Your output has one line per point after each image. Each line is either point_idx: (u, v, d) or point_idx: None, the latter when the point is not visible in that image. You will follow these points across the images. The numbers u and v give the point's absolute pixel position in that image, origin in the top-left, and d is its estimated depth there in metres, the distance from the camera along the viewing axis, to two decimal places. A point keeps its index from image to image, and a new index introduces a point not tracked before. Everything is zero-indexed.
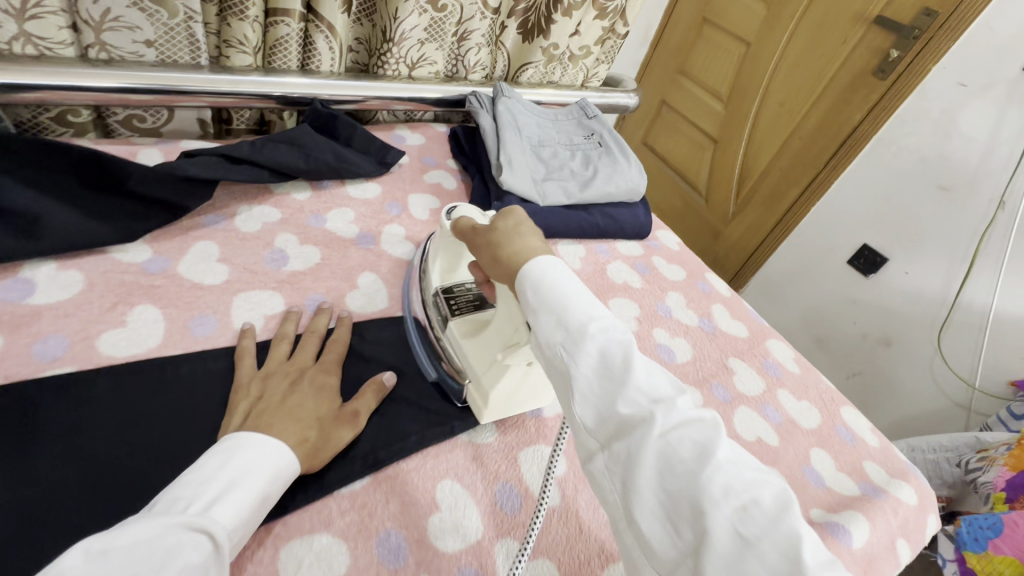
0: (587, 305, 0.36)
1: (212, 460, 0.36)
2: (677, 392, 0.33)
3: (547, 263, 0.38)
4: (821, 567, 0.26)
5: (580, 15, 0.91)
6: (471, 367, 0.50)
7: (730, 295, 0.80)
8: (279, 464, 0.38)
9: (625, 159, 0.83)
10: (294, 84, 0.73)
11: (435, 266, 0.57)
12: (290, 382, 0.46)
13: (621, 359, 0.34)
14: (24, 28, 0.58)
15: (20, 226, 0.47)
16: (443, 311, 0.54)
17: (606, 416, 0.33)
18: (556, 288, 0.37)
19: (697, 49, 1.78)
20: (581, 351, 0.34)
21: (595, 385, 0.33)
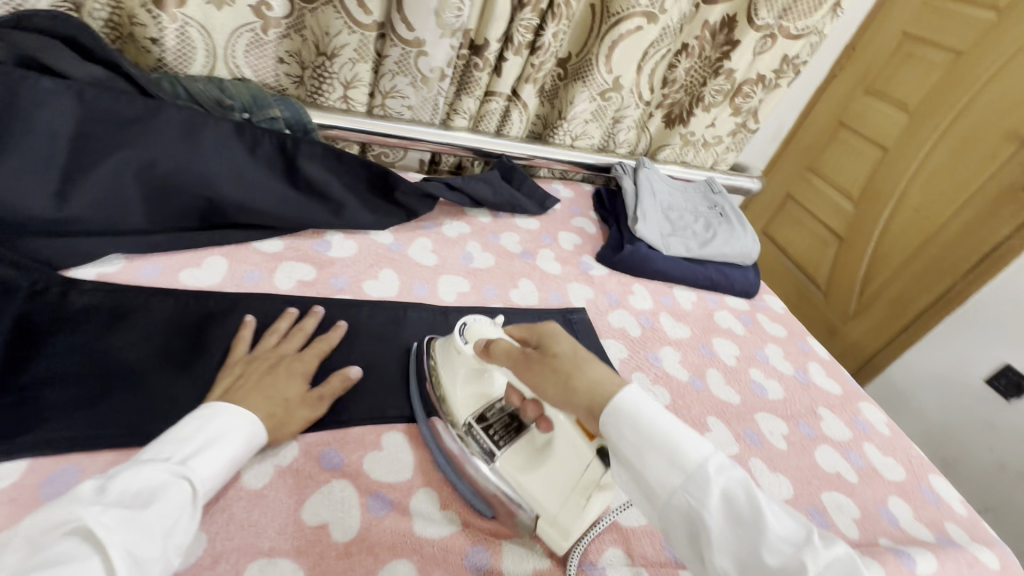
0: (694, 444, 0.39)
1: (191, 423, 0.43)
2: (805, 531, 0.36)
3: (650, 404, 0.41)
4: None
5: (717, 111, 1.09)
6: (537, 500, 0.49)
7: (828, 359, 0.88)
8: (250, 432, 0.45)
9: (743, 229, 0.98)
10: (492, 144, 1.00)
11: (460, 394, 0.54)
12: (266, 367, 0.53)
13: (748, 503, 0.36)
14: (346, 93, 0.91)
15: (332, 208, 0.75)
16: (486, 445, 0.51)
17: (750, 566, 0.35)
18: (665, 429, 0.40)
19: (831, 151, 1.85)
20: (710, 500, 0.37)
21: (728, 528, 0.36)
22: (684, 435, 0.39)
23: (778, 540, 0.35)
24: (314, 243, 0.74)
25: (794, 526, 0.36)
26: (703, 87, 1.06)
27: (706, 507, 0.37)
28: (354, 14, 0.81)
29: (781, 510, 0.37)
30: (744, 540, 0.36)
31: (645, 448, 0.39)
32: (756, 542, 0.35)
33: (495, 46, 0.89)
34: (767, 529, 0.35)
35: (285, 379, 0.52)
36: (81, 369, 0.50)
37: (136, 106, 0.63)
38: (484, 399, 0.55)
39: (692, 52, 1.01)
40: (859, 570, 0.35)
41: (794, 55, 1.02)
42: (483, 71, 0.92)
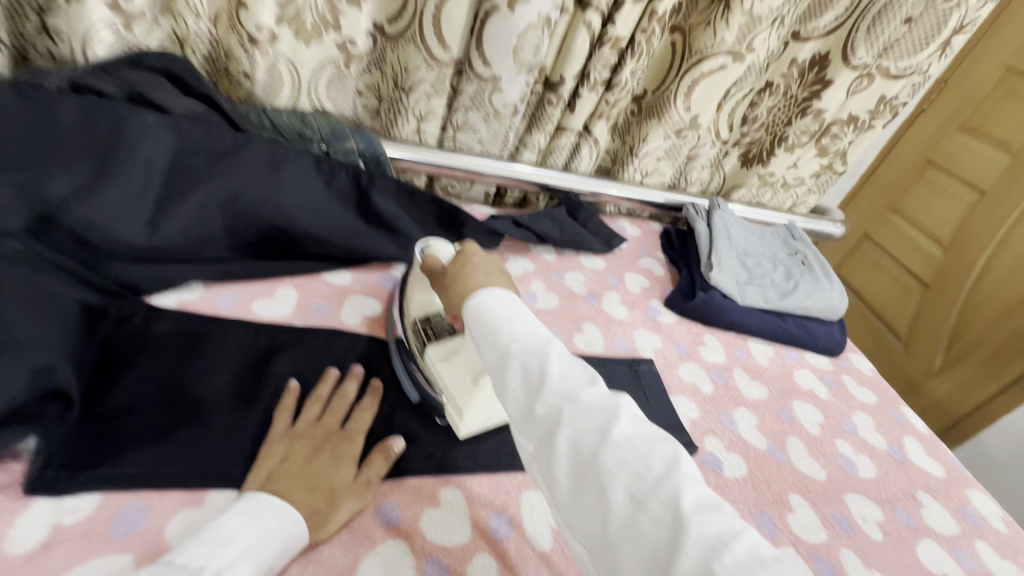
0: (514, 327, 0.43)
1: (236, 520, 0.41)
2: (586, 388, 0.41)
3: (483, 294, 0.47)
4: (695, 509, 0.35)
5: (802, 152, 1.02)
6: (444, 385, 0.55)
7: (926, 433, 0.78)
8: (291, 535, 0.43)
9: (828, 280, 0.90)
10: (560, 179, 0.98)
11: (413, 298, 0.61)
12: (311, 449, 0.49)
13: (538, 366, 0.41)
14: (419, 126, 0.92)
15: (400, 242, 0.75)
16: (420, 338, 0.58)
17: (533, 421, 0.40)
18: (486, 315, 0.45)
19: (917, 191, 1.71)
20: (507, 367, 0.42)
21: (519, 390, 0.41)
22: (503, 318, 0.44)
23: (552, 395, 0.40)
24: (380, 277, 0.74)
25: (578, 378, 0.41)
26: (787, 127, 1.00)
27: (504, 376, 0.42)
28: (434, 51, 0.82)
29: (574, 373, 0.41)
30: (529, 397, 0.41)
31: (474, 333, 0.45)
32: (534, 400, 0.40)
33: (571, 83, 0.88)
34: (546, 388, 0.40)
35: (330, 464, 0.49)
36: (158, 400, 0.50)
37: (225, 139, 0.65)
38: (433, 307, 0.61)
39: (777, 90, 0.95)
40: (621, 419, 0.39)
41: (892, 95, 0.95)
42: (556, 106, 0.91)
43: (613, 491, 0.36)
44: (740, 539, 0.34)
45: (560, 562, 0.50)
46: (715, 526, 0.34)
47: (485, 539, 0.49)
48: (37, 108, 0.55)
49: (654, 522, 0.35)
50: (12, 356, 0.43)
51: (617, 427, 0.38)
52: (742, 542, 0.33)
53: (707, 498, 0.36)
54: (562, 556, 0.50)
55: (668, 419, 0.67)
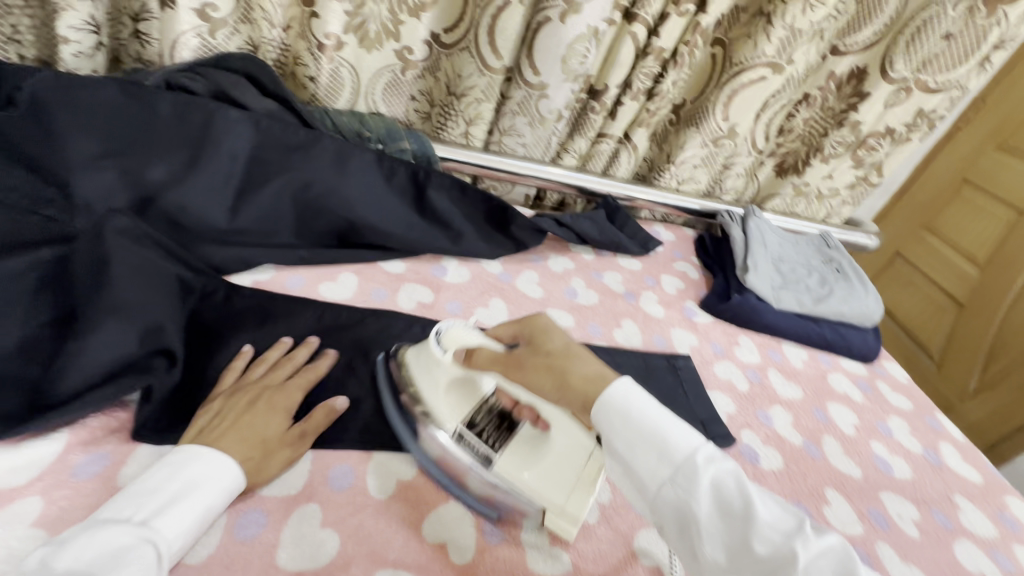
0: (682, 436, 0.41)
1: (159, 472, 0.42)
2: (795, 519, 0.37)
3: (643, 396, 0.43)
4: None
5: (837, 163, 1.04)
6: (543, 497, 0.50)
7: (963, 441, 0.79)
8: (225, 478, 0.44)
9: (863, 288, 0.92)
10: (599, 184, 1.02)
11: (444, 406, 0.54)
12: (246, 403, 0.50)
13: (736, 490, 0.38)
14: (467, 129, 0.97)
15: (451, 236, 0.79)
16: (486, 448, 0.52)
17: (742, 557, 0.36)
18: (658, 426, 0.41)
19: (952, 209, 1.71)
20: (696, 488, 0.38)
21: (722, 520, 0.38)
22: (680, 431, 0.41)
23: (769, 528, 0.36)
24: (431, 267, 0.78)
25: (781, 509, 0.38)
26: (823, 138, 1.02)
27: (695, 498, 0.38)
28: (486, 59, 0.87)
29: (777, 504, 0.38)
30: (735, 529, 0.37)
31: (631, 440, 0.41)
32: (747, 535, 0.36)
33: (614, 91, 0.92)
34: (756, 519, 0.37)
35: (264, 415, 0.50)
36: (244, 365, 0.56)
37: (298, 135, 0.70)
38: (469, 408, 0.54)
39: (814, 102, 0.98)
40: (857, 560, 0.36)
41: (931, 109, 0.96)
42: (598, 114, 0.95)
43: None
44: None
45: (605, 534, 0.52)
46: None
47: None
48: (137, 102, 0.62)
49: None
50: (123, 318, 0.50)
51: (857, 568, 0.35)
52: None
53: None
54: (607, 529, 0.53)
55: (705, 411, 0.70)
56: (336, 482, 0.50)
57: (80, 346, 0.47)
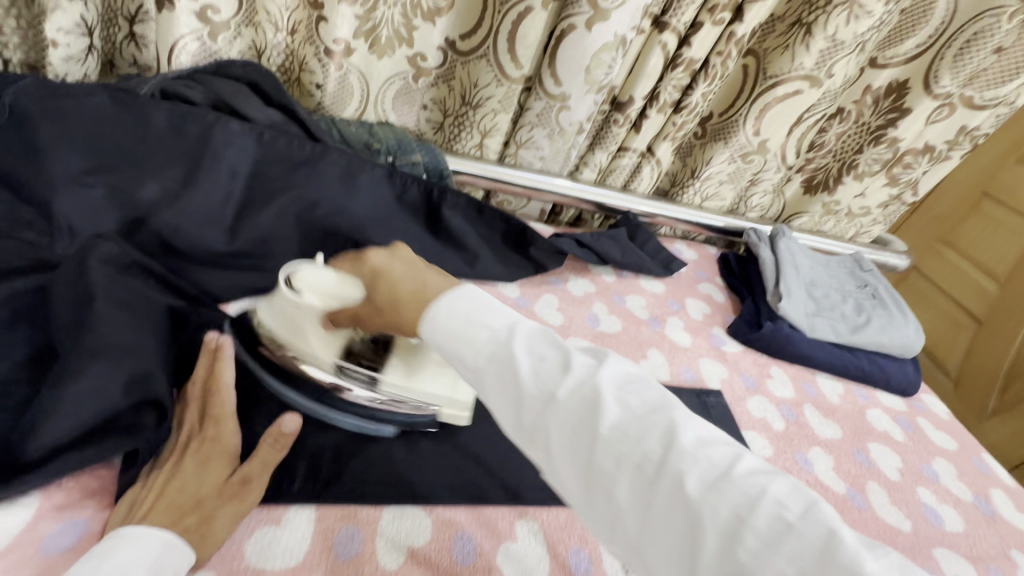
0: (470, 333, 0.40)
1: (83, 564, 0.35)
2: (563, 377, 0.37)
3: (434, 303, 0.43)
4: (704, 488, 0.32)
5: (871, 181, 0.99)
6: (430, 398, 0.55)
7: (1013, 485, 0.74)
8: (164, 559, 0.38)
9: (901, 315, 0.86)
10: (619, 200, 0.96)
11: (314, 346, 0.53)
12: (169, 465, 0.45)
13: (511, 371, 0.38)
14: (482, 141, 0.91)
15: (466, 259, 0.74)
16: (367, 372, 0.54)
17: (524, 425, 0.38)
18: (446, 328, 0.41)
19: (974, 224, 1.66)
20: (480, 379, 0.39)
21: (501, 403, 0.38)
22: (462, 326, 0.41)
23: (537, 397, 0.37)
24: None
25: (557, 364, 0.38)
26: (857, 154, 0.97)
27: (485, 386, 0.39)
28: (505, 67, 0.82)
29: (547, 361, 0.38)
30: (515, 404, 0.38)
31: (439, 347, 0.42)
32: (516, 406, 0.38)
33: (640, 103, 0.87)
34: (526, 397, 0.37)
35: (196, 473, 0.45)
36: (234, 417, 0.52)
37: (304, 150, 0.65)
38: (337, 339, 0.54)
39: (848, 117, 0.93)
40: (609, 402, 0.36)
41: (974, 126, 0.91)
42: (621, 126, 0.90)
43: (621, 487, 0.34)
44: (761, 507, 0.31)
45: None
46: (727, 502, 0.31)
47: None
48: (128, 112, 0.57)
49: (663, 512, 0.32)
50: (109, 359, 0.45)
51: (606, 409, 0.35)
52: (763, 508, 0.31)
53: (713, 467, 0.33)
54: None
55: None
56: (342, 549, 0.45)
57: (59, 395, 0.42)
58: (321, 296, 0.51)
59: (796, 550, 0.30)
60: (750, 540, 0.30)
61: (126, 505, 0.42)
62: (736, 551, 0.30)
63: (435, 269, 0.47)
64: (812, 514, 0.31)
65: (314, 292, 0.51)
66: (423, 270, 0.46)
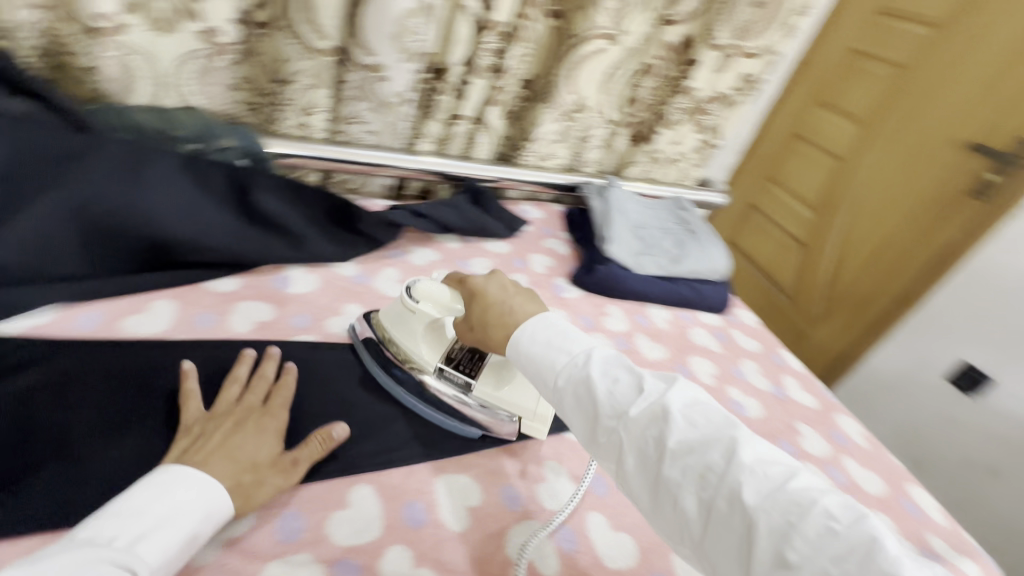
0: (555, 361, 0.48)
1: (144, 494, 0.41)
2: (633, 400, 0.44)
3: (524, 331, 0.51)
4: (760, 499, 0.37)
5: (681, 129, 1.11)
6: (514, 406, 0.60)
7: (802, 371, 0.89)
8: (211, 508, 0.43)
9: (712, 245, 0.99)
10: (458, 167, 0.97)
11: (423, 346, 0.62)
12: (232, 425, 0.50)
13: (587, 394, 0.45)
14: (303, 120, 0.87)
15: (291, 242, 0.71)
16: (462, 377, 0.61)
17: (599, 446, 0.45)
18: (532, 354, 0.50)
19: (791, 161, 1.95)
20: (564, 403, 0.47)
21: (581, 422, 0.46)
22: (544, 352, 0.49)
23: (610, 418, 0.44)
24: (273, 279, 0.70)
25: (631, 386, 0.45)
26: (666, 106, 1.07)
27: (566, 409, 0.47)
28: (310, 40, 0.78)
29: (620, 383, 0.45)
30: (590, 424, 0.45)
31: (528, 370, 0.50)
32: (593, 428, 0.45)
33: (458, 69, 0.88)
34: (601, 415, 0.44)
35: (254, 439, 0.49)
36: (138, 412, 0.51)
37: (71, 141, 0.58)
38: (443, 344, 0.63)
39: (654, 72, 1.02)
40: (672, 423, 0.42)
41: (752, 73, 1.05)
42: (445, 94, 0.91)
43: (685, 500, 0.40)
44: (812, 515, 0.36)
45: (474, 539, 0.51)
46: (778, 507, 0.37)
47: (398, 530, 0.50)
48: None
49: (724, 518, 0.38)
50: None
51: (670, 433, 0.41)
52: (812, 516, 0.36)
53: (769, 480, 0.38)
54: (475, 533, 0.51)
55: None
56: None
57: None
58: (439, 305, 0.61)
59: (843, 553, 0.35)
60: (799, 544, 0.35)
61: (181, 451, 0.47)
62: (784, 553, 0.35)
63: (523, 295, 0.56)
64: (859, 525, 0.36)
65: (430, 302, 0.61)
66: (513, 295, 0.56)
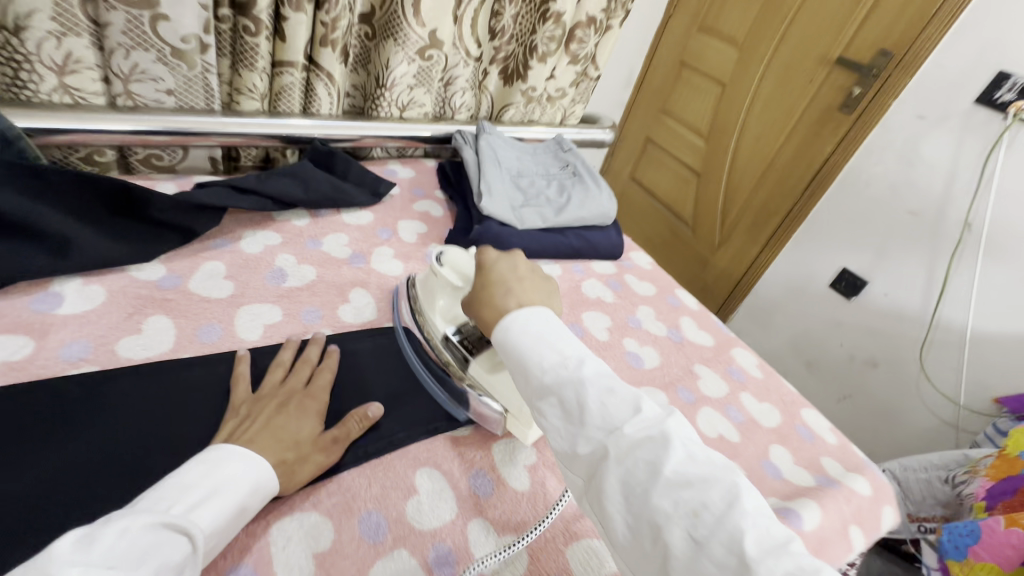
0: (543, 357, 0.42)
1: (195, 469, 0.39)
2: (630, 418, 0.39)
3: (513, 319, 0.46)
4: (759, 553, 0.33)
5: (555, 61, 1.00)
6: (500, 396, 0.56)
7: (698, 309, 0.86)
8: (257, 482, 0.42)
9: (597, 186, 0.91)
10: (297, 126, 0.81)
11: (437, 312, 0.62)
12: (277, 405, 0.49)
13: (575, 401, 0.40)
14: (63, 81, 0.66)
15: (54, 248, 0.54)
16: (464, 353, 0.59)
17: (574, 456, 0.39)
18: (518, 350, 0.44)
19: (677, 91, 1.94)
20: (545, 402, 0.41)
21: (561, 430, 0.40)
22: (533, 346, 0.43)
23: (597, 431, 0.38)
24: (33, 300, 0.53)
25: (629, 402, 0.40)
26: (533, 36, 0.96)
27: (544, 407, 0.41)
28: None
29: (615, 397, 0.40)
30: (569, 432, 0.39)
31: (508, 361, 0.45)
32: (576, 438, 0.39)
33: (266, 2, 0.70)
34: (587, 426, 0.39)
35: (295, 419, 0.48)
36: None
37: None
38: (457, 317, 0.62)
39: None
40: (671, 451, 0.37)
41: None
42: (259, 36, 0.73)
43: (671, 535, 0.34)
44: None
45: None
46: (784, 568, 0.32)
47: None
48: None
49: (716, 567, 0.33)
50: None
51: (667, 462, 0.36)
52: None
53: (771, 536, 0.34)
54: None
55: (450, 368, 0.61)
56: None
57: None
58: (461, 276, 0.61)
59: None
60: None
61: (228, 433, 0.45)
62: None
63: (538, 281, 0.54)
64: None
65: (451, 269, 0.61)
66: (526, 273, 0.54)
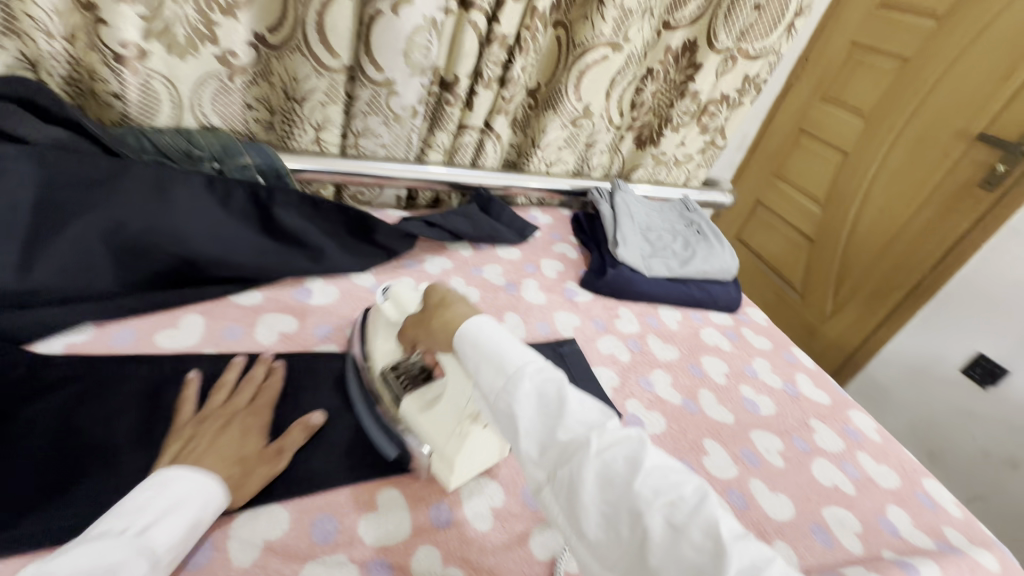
0: (519, 354, 0.47)
1: (145, 492, 0.44)
2: (605, 419, 0.44)
3: (483, 324, 0.51)
4: (731, 537, 0.37)
5: (685, 131, 1.13)
6: (427, 436, 0.55)
7: (814, 368, 0.89)
8: (208, 496, 0.46)
9: (720, 245, 1.00)
10: (469, 175, 0.99)
11: (376, 348, 0.62)
12: (223, 424, 0.53)
13: (555, 396, 0.45)
14: (317, 135, 0.89)
15: (312, 254, 0.74)
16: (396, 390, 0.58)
17: (549, 447, 0.43)
18: (494, 345, 0.48)
19: (794, 157, 1.96)
20: (520, 392, 0.45)
21: (537, 421, 0.44)
22: (509, 345, 0.48)
23: (576, 423, 0.43)
24: (295, 292, 0.72)
25: (600, 408, 0.45)
26: (670, 109, 1.10)
27: (516, 398, 0.44)
28: (323, 59, 0.80)
29: (587, 398, 0.45)
30: (547, 424, 0.44)
31: (477, 358, 0.48)
32: (554, 427, 0.43)
33: (465, 82, 0.91)
34: (566, 418, 0.43)
35: (239, 438, 0.52)
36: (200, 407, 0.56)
37: (101, 167, 0.61)
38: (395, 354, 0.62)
39: (658, 76, 1.04)
40: (649, 448, 0.42)
41: (754, 74, 1.08)
42: (454, 106, 0.93)
43: (650, 518, 0.38)
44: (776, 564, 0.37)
45: (500, 537, 0.54)
46: (750, 551, 0.37)
47: (427, 531, 0.52)
48: None
49: (694, 549, 0.36)
50: None
51: (647, 456, 0.41)
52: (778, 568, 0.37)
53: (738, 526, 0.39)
54: (500, 532, 0.54)
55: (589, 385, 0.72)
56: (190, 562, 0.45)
57: None
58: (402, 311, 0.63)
59: None
60: None
61: (180, 453, 0.49)
62: None
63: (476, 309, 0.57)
64: None
65: (393, 304, 0.64)
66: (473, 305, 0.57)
